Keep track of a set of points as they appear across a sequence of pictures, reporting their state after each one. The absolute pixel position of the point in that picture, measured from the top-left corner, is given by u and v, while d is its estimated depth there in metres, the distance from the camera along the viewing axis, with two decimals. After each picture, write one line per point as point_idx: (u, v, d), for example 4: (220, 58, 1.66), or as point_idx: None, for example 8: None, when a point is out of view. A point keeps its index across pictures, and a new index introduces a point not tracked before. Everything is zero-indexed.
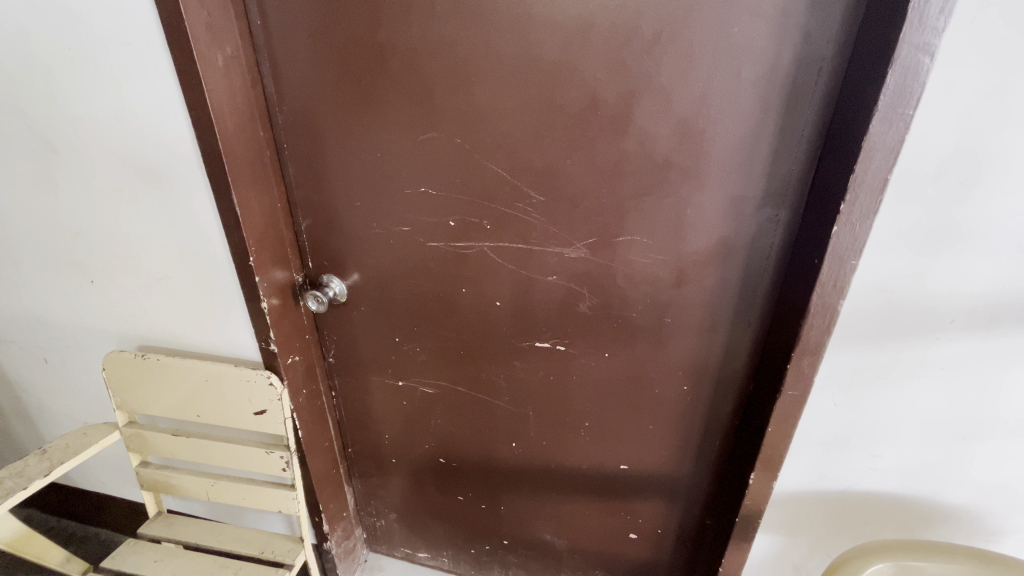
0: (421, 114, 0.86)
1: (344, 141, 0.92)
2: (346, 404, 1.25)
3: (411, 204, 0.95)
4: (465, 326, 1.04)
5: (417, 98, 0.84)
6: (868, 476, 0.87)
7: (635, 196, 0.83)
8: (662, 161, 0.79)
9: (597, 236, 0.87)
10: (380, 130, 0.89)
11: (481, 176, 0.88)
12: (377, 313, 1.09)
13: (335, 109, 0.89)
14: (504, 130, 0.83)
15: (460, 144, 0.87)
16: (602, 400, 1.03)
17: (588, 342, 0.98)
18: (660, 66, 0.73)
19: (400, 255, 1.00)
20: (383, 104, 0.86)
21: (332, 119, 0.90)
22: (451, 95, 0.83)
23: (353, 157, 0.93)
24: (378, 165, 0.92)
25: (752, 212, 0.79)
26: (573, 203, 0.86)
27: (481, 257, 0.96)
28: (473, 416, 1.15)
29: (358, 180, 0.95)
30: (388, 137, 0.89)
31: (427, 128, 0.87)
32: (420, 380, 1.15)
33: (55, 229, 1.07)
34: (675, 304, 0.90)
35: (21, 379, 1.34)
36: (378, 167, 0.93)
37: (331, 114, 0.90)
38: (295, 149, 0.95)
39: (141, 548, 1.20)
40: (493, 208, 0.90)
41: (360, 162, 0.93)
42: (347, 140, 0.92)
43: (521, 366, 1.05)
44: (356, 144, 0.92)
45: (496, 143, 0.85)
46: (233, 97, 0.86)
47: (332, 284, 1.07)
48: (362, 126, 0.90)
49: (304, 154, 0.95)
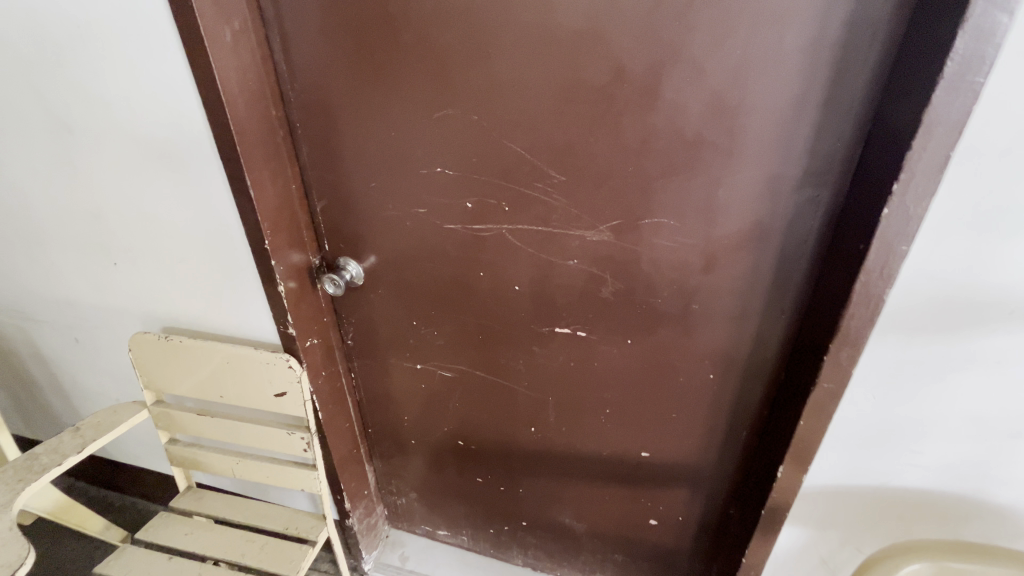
0: (436, 91, 0.82)
1: (358, 120, 0.89)
2: (365, 387, 1.25)
3: (427, 185, 0.91)
4: (484, 310, 1.02)
5: (431, 73, 0.80)
6: (906, 472, 0.83)
7: (662, 175, 0.77)
8: (693, 138, 0.73)
9: (621, 218, 0.83)
10: (394, 109, 0.86)
11: (501, 155, 0.84)
12: (394, 296, 1.08)
13: (346, 86, 0.86)
14: (524, 107, 0.79)
15: (477, 122, 0.82)
16: (624, 386, 1.00)
17: (610, 328, 0.94)
18: (692, 32, 0.67)
19: (416, 238, 0.98)
20: (397, 80, 0.83)
21: (345, 98, 0.87)
22: (468, 70, 0.78)
23: (367, 136, 0.90)
24: (393, 145, 0.89)
25: (789, 193, 0.73)
26: (596, 183, 0.81)
27: (500, 240, 0.92)
28: (491, 401, 1.14)
29: (373, 161, 0.92)
30: (401, 114, 0.86)
31: (443, 105, 0.83)
32: (438, 364, 1.14)
33: (77, 211, 1.07)
34: (703, 291, 0.85)
35: (56, 357, 1.38)
36: (392, 146, 0.89)
37: (344, 92, 0.87)
38: (307, 128, 0.93)
39: (173, 521, 1.24)
40: (512, 189, 0.87)
41: (374, 142, 0.90)
42: (360, 119, 0.88)
43: (540, 352, 1.02)
44: (369, 121, 0.88)
45: (515, 121, 0.80)
46: (243, 74, 0.83)
47: (349, 267, 1.05)
48: (373, 102, 0.86)
49: (318, 134, 0.92)
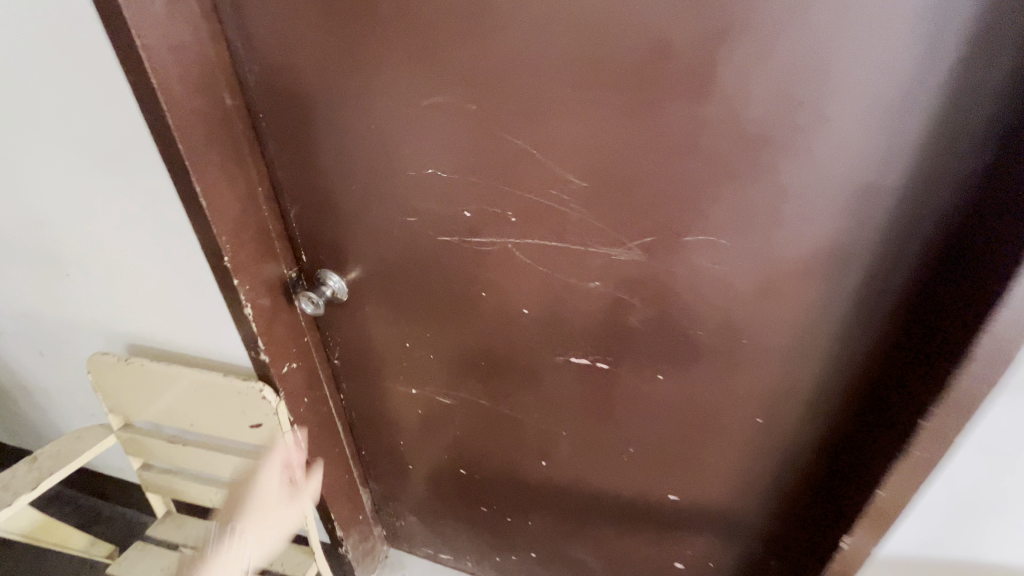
0: (422, 74, 0.65)
1: (331, 110, 0.72)
2: (356, 408, 1.12)
3: (417, 189, 0.75)
4: (487, 334, 0.87)
5: (418, 51, 0.63)
6: (1009, 549, 0.67)
7: (713, 181, 0.61)
8: (756, 137, 0.56)
9: (656, 233, 0.66)
10: (373, 96, 0.69)
11: (506, 154, 0.67)
12: (383, 314, 0.93)
13: (313, 68, 0.69)
14: (536, 93, 0.62)
15: (475, 112, 0.66)
16: (651, 424, 0.85)
17: (636, 360, 0.79)
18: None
19: (406, 251, 0.83)
20: (376, 59, 0.66)
21: (314, 83, 0.70)
22: (463, 46, 0.61)
23: (344, 129, 0.73)
24: (376, 141, 0.73)
25: (880, 210, 0.56)
26: (625, 190, 0.65)
27: (504, 256, 0.77)
28: (496, 431, 1.00)
29: (352, 159, 0.76)
30: (381, 102, 0.69)
31: (433, 91, 0.66)
32: (436, 389, 1.00)
33: (17, 217, 0.93)
34: (755, 322, 0.69)
35: (22, 370, 1.26)
36: (374, 142, 0.73)
37: (312, 76, 0.70)
38: (272, 120, 0.76)
39: (148, 553, 1.13)
40: (519, 197, 0.70)
41: (351, 136, 0.74)
42: (333, 109, 0.72)
43: (553, 382, 0.88)
44: (344, 112, 0.72)
45: (524, 112, 0.63)
46: (182, 55, 0.67)
47: (329, 280, 0.90)
48: (347, 89, 0.69)
49: (285, 127, 0.76)
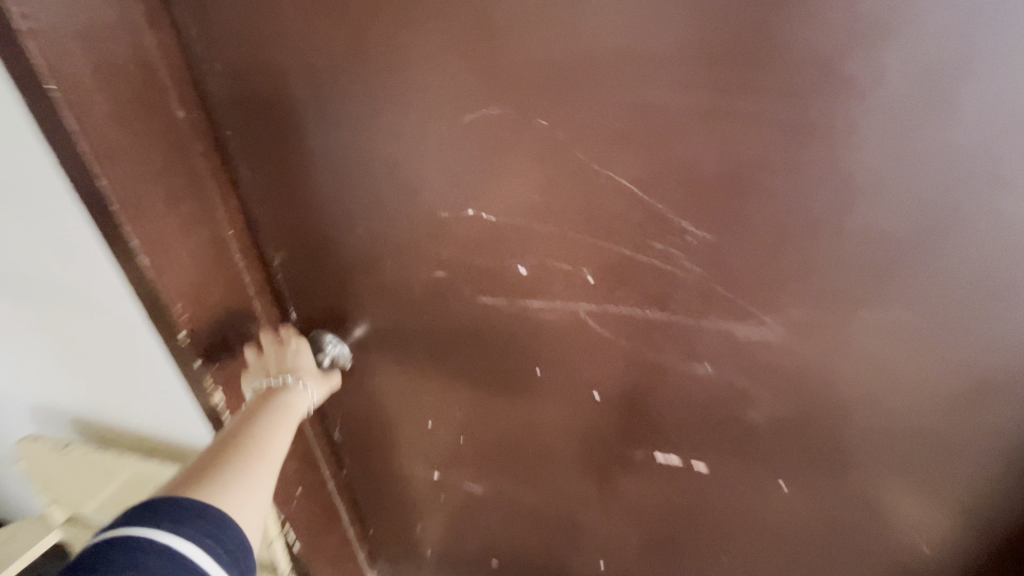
0: (472, 71, 0.44)
1: (333, 127, 0.51)
2: (362, 490, 0.90)
3: (455, 232, 0.53)
4: (538, 419, 0.66)
5: (472, 42, 0.43)
6: None
7: (917, 234, 0.41)
8: (870, 220, 0.41)
9: (808, 304, 0.46)
10: (398, 109, 0.48)
11: (592, 189, 0.46)
12: (400, 387, 0.72)
13: (303, 65, 0.48)
14: (651, 104, 0.41)
15: (550, 132, 0.45)
16: (759, 539, 0.64)
17: (752, 463, 0.58)
18: (883, 24, 0.34)
19: (434, 314, 0.61)
20: (405, 55, 0.45)
21: (310, 90, 0.49)
22: (543, 35, 0.41)
23: (353, 154, 0.52)
24: (399, 172, 0.52)
25: None
26: (772, 246, 0.44)
27: (573, 327, 0.55)
28: (542, 527, 0.79)
29: (362, 191, 0.54)
30: (405, 113, 0.48)
31: (488, 103, 0.45)
32: (466, 475, 0.79)
33: None
34: (940, 423, 0.49)
35: None
36: (394, 167, 0.52)
37: (307, 79, 0.48)
38: (247, 140, 0.54)
39: None
40: (605, 252, 0.49)
41: (363, 160, 0.52)
42: (335, 123, 0.50)
43: (626, 480, 0.66)
44: (351, 127, 0.50)
45: (628, 132, 0.43)
46: (110, 46, 0.45)
47: (327, 344, 0.67)
48: (356, 94, 0.48)
49: (267, 148, 0.54)
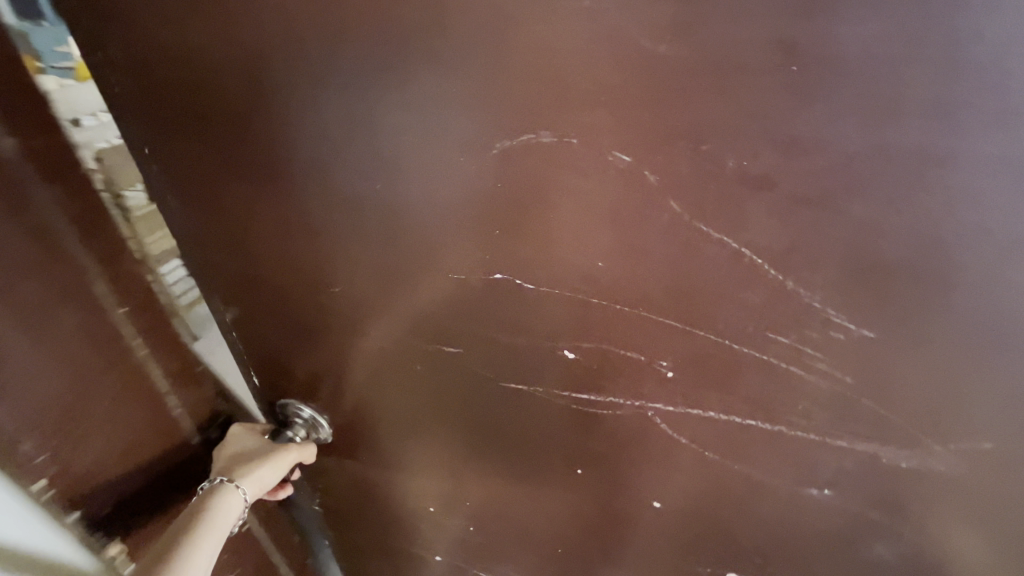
0: (516, 70, 0.27)
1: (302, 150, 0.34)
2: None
3: (475, 302, 0.37)
4: (574, 524, 0.51)
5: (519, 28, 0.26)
6: None
7: None
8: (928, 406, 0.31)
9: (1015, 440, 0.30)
10: (396, 132, 0.31)
11: (690, 257, 0.30)
12: (389, 480, 0.55)
13: (246, 58, 0.31)
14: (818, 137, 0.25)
15: (637, 173, 0.28)
16: None
17: None
18: (926, 103, 0.23)
19: (441, 399, 0.45)
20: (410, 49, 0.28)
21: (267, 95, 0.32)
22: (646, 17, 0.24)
23: (330, 192, 0.35)
24: (394, 220, 0.35)
25: None
26: (973, 359, 0.28)
27: (635, 429, 0.40)
28: None
29: (334, 243, 0.38)
30: (395, 133, 0.31)
31: (539, 125, 0.29)
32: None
33: None
34: None
35: None
36: (378, 213, 0.35)
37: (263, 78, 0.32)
38: (178, 159, 0.39)
39: None
40: (698, 341, 0.33)
41: (333, 199, 0.36)
42: (293, 144, 0.34)
43: None
44: (317, 152, 0.34)
45: (765, 179, 0.27)
46: None
47: (300, 411, 0.52)
48: (323, 104, 0.32)
49: (206, 172, 0.38)
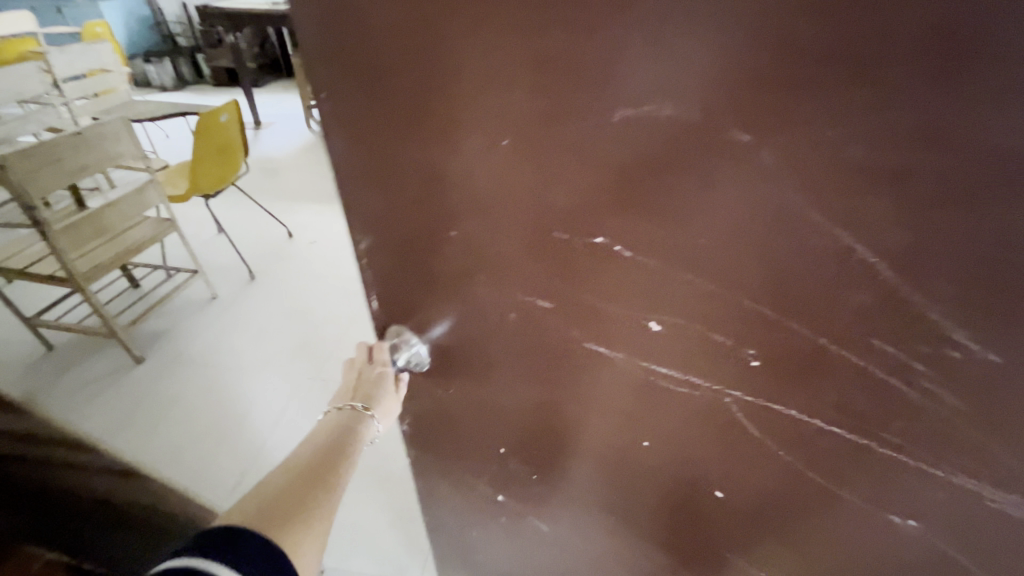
0: (660, 31, 0.26)
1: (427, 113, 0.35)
2: None
3: (592, 269, 0.37)
4: (633, 494, 0.52)
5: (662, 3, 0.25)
6: None
7: None
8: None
9: None
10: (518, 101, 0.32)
11: (798, 248, 0.30)
12: (467, 420, 0.60)
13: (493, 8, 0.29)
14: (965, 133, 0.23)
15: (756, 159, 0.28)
16: None
17: None
18: None
19: (528, 351, 0.48)
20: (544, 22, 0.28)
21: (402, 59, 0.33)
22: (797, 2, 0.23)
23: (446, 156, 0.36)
24: (501, 185, 0.36)
25: None
26: None
27: (711, 412, 0.40)
28: None
29: (487, 206, 0.38)
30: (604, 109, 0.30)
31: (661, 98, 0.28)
32: (529, 522, 0.67)
33: None
34: None
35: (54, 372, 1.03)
36: (559, 192, 0.35)
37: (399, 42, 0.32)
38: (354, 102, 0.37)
39: None
40: (797, 336, 0.33)
41: (517, 168, 0.35)
42: (491, 96, 0.32)
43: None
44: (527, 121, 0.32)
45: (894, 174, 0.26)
46: None
47: (404, 342, 0.52)
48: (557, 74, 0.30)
49: (376, 118, 0.37)
